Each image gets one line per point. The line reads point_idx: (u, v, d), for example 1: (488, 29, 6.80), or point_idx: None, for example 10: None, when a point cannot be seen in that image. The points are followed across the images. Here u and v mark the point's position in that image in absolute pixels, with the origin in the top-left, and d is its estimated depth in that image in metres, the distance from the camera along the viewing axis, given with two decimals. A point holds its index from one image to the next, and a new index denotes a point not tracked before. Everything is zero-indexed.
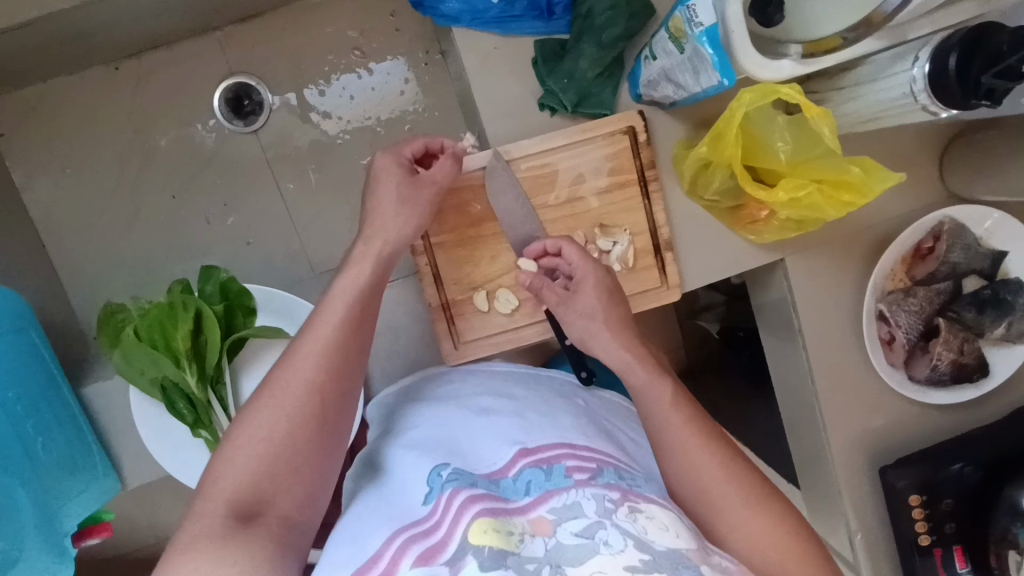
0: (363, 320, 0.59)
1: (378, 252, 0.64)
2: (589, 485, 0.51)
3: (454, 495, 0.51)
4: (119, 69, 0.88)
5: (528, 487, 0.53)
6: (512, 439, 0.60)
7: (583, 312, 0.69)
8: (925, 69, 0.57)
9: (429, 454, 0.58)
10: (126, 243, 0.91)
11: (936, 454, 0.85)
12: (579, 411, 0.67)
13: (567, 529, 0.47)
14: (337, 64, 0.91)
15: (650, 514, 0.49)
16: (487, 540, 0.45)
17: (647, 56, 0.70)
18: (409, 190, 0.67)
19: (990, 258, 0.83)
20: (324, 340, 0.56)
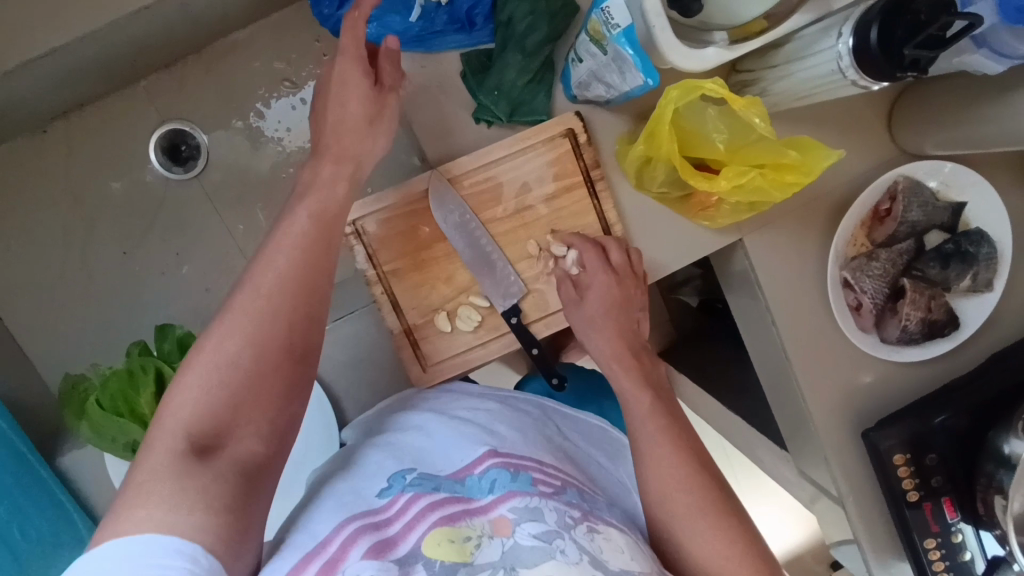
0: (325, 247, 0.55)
1: (350, 177, 0.60)
2: (552, 498, 0.53)
3: (413, 500, 0.52)
4: (47, 132, 0.86)
5: (492, 485, 0.54)
6: (483, 439, 0.60)
7: (589, 318, 0.74)
8: (850, 43, 0.56)
9: (398, 454, 0.59)
10: (84, 305, 0.90)
11: (917, 409, 0.85)
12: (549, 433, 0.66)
13: (526, 529, 0.50)
14: (269, 97, 0.90)
15: (607, 535, 0.52)
16: (439, 553, 0.48)
17: (574, 58, 0.68)
18: (374, 107, 0.62)
19: (950, 210, 0.83)
20: (283, 265, 0.53)
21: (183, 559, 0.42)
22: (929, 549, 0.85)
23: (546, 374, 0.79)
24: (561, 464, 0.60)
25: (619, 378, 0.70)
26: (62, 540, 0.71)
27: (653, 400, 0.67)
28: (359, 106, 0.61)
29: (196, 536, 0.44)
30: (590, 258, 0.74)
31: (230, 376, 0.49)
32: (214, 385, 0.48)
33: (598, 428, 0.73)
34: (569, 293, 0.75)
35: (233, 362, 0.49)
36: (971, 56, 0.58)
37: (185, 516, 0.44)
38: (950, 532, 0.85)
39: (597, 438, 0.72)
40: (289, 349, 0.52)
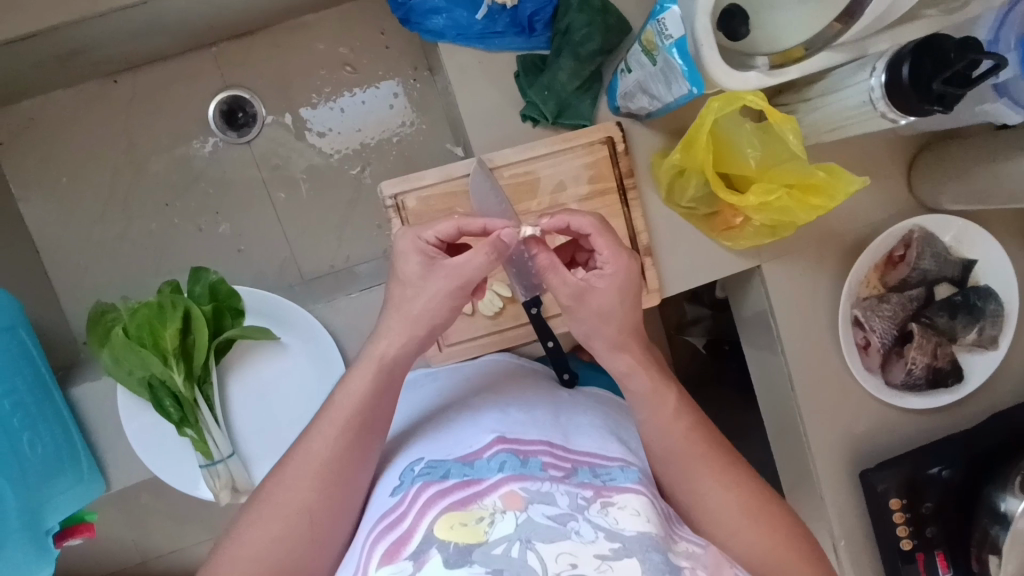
0: (365, 429, 0.59)
1: (394, 363, 0.60)
2: (563, 483, 0.52)
3: (422, 489, 0.53)
4: (117, 82, 0.92)
5: (502, 465, 0.53)
6: (491, 426, 0.60)
7: (596, 310, 0.60)
8: (882, 79, 0.61)
9: (414, 452, 0.60)
10: (120, 251, 0.95)
11: (916, 457, 0.85)
12: (561, 409, 0.66)
13: (540, 509, 0.48)
14: (329, 80, 0.95)
15: (622, 504, 0.51)
16: (453, 536, 0.47)
17: (624, 69, 0.73)
18: (433, 292, 0.59)
19: (960, 265, 0.86)
20: (330, 440, 0.57)
21: None
22: None
23: (557, 366, 0.76)
24: (571, 441, 0.59)
25: (635, 379, 0.61)
26: (65, 461, 0.70)
27: (676, 394, 0.62)
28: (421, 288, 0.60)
29: None
30: (603, 246, 0.61)
31: (268, 562, 0.53)
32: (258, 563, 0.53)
33: (611, 398, 0.75)
34: (570, 286, 0.59)
35: (273, 542, 0.54)
36: (991, 105, 0.64)
37: None
38: None
39: (611, 405, 0.73)
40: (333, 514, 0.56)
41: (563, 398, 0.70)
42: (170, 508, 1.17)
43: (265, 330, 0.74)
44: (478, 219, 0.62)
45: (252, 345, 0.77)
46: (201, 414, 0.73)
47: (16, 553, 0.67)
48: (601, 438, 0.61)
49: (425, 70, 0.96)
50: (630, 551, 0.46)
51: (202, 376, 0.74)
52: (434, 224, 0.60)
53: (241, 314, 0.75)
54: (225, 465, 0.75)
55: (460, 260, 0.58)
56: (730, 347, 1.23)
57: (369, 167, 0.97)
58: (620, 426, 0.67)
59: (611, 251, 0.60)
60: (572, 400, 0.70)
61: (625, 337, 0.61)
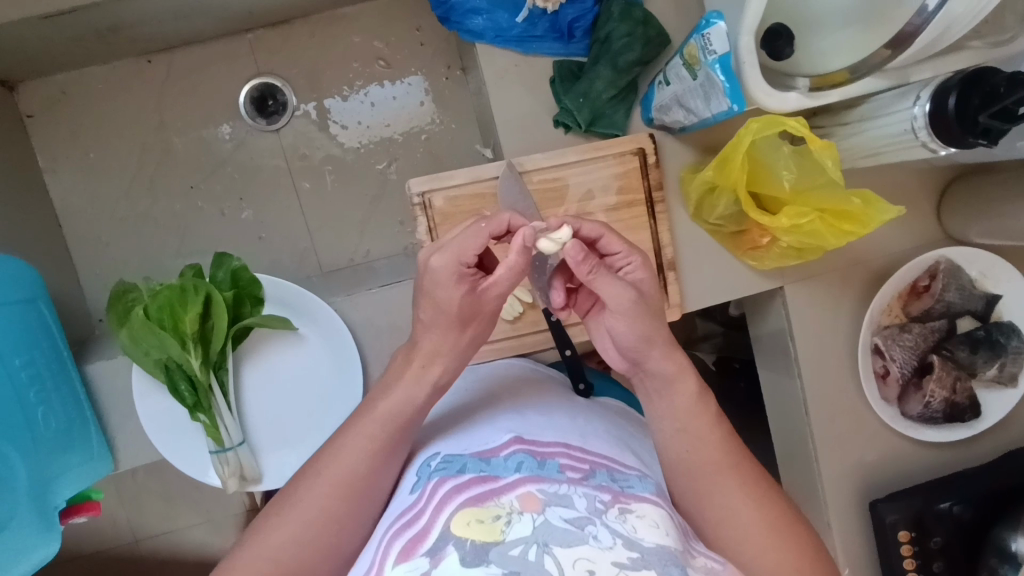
0: (395, 447, 0.58)
1: (435, 382, 0.60)
2: (581, 485, 0.51)
3: (439, 485, 0.53)
4: (151, 62, 0.92)
5: (519, 466, 0.53)
6: (508, 426, 0.60)
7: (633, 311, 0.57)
8: (926, 108, 0.60)
9: (433, 447, 0.60)
10: (141, 231, 0.95)
11: (926, 490, 0.85)
12: (578, 414, 0.66)
13: (556, 512, 0.47)
14: (361, 73, 0.95)
15: (640, 513, 0.50)
16: (470, 534, 0.46)
17: (661, 81, 0.73)
18: (471, 309, 0.57)
19: (984, 300, 0.85)
20: (362, 444, 0.57)
21: None
22: None
23: (573, 374, 0.76)
24: (588, 445, 0.58)
25: (683, 382, 0.60)
26: (75, 438, 0.70)
27: (715, 415, 0.60)
28: (457, 309, 0.57)
29: None
30: (617, 244, 0.60)
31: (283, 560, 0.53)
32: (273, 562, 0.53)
33: (624, 409, 0.74)
34: (618, 300, 0.57)
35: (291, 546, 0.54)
36: None
37: None
38: None
39: (623, 415, 0.73)
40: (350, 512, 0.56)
41: (579, 404, 0.69)
42: (172, 492, 1.17)
43: (284, 321, 0.73)
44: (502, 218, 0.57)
45: (268, 335, 0.77)
46: (214, 400, 0.72)
47: (20, 526, 0.65)
48: (617, 447, 0.61)
49: (458, 69, 0.96)
50: (648, 563, 0.44)
51: (218, 362, 0.73)
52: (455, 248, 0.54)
53: (260, 303, 0.74)
54: (235, 453, 0.74)
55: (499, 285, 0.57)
56: (740, 367, 1.22)
57: (395, 162, 0.97)
58: (633, 437, 0.67)
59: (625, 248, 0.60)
60: (586, 406, 0.70)
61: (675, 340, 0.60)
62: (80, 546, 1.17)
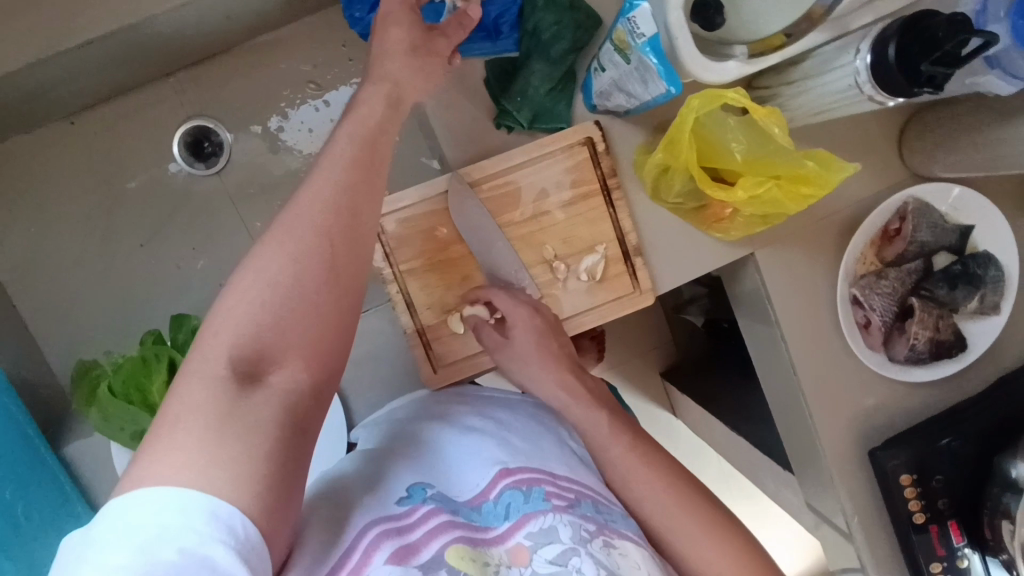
0: (369, 172, 0.50)
1: (392, 95, 0.55)
2: (566, 513, 0.51)
3: (433, 509, 0.50)
4: (75, 123, 0.89)
5: (507, 510, 0.52)
6: (492, 453, 0.57)
7: (518, 355, 0.69)
8: (867, 60, 0.58)
9: (422, 462, 0.57)
10: (98, 296, 0.92)
11: (924, 431, 0.85)
12: (562, 436, 0.64)
13: (543, 556, 0.48)
14: (294, 98, 0.93)
15: (623, 550, 0.51)
16: (463, 565, 0.47)
17: (597, 68, 0.70)
18: (421, 41, 0.59)
19: (958, 233, 0.84)
20: (326, 190, 0.47)
21: (221, 530, 0.37)
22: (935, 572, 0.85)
23: None
24: (574, 475, 0.58)
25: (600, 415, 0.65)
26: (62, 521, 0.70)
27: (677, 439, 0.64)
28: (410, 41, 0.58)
29: (238, 488, 0.39)
30: (504, 302, 0.71)
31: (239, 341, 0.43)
32: (240, 329, 0.43)
33: None
34: (494, 340, 0.70)
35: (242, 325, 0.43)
36: (984, 77, 0.61)
37: (225, 467, 0.39)
38: (956, 556, 0.85)
39: None
40: (326, 275, 0.46)
41: (563, 433, 0.65)
42: None
43: None
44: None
45: None
46: None
47: None
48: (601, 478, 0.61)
49: None
50: None
51: None
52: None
53: None
54: None
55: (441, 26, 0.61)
56: (729, 327, 1.19)
57: None
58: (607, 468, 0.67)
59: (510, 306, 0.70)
60: (565, 437, 0.65)
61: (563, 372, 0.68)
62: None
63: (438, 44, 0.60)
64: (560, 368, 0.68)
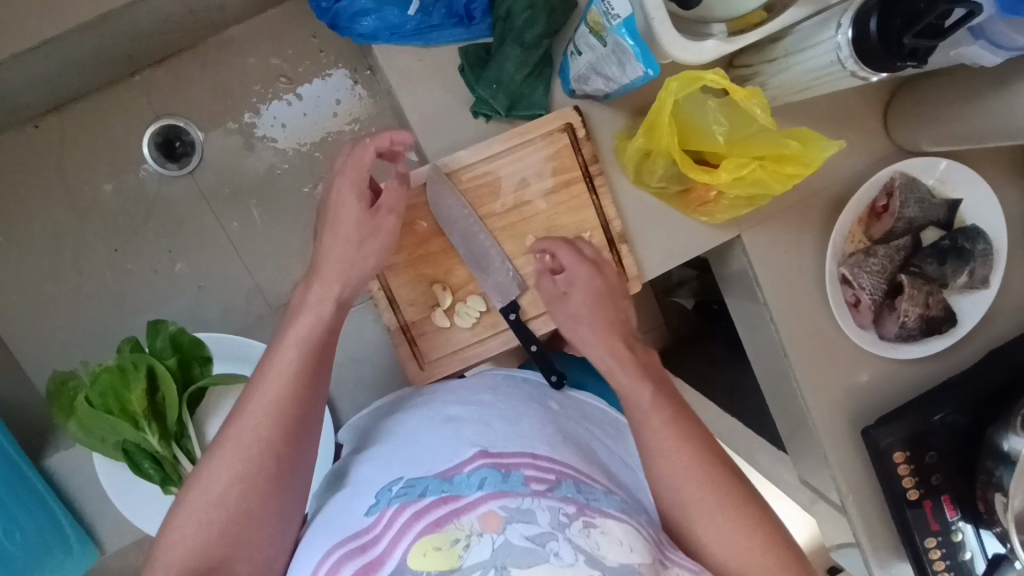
0: (318, 372, 0.59)
1: (337, 297, 0.63)
2: (546, 497, 0.51)
3: (399, 511, 0.51)
4: (39, 127, 0.87)
5: (481, 482, 0.51)
6: (472, 438, 0.58)
7: (573, 313, 0.69)
8: (849, 34, 0.56)
9: (394, 458, 0.59)
10: (74, 304, 0.90)
11: (916, 407, 0.85)
12: (545, 414, 0.65)
13: (518, 530, 0.48)
14: (265, 93, 0.90)
15: (605, 529, 0.49)
16: (426, 563, 0.48)
17: (573, 52, 0.68)
18: (366, 222, 0.65)
19: (945, 207, 0.83)
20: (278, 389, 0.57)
21: None
22: (930, 548, 0.85)
23: (543, 368, 0.73)
24: (556, 453, 0.57)
25: (617, 375, 0.62)
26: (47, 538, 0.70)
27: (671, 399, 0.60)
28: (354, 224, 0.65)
29: None
30: (566, 256, 0.71)
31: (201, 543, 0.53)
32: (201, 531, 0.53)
33: (603, 411, 0.72)
34: (552, 292, 0.71)
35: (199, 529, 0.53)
36: (967, 48, 0.59)
37: None
38: (951, 531, 0.85)
39: (602, 422, 0.71)
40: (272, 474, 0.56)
41: (549, 410, 0.67)
42: None
43: (233, 375, 0.71)
44: (386, 135, 0.65)
45: (226, 389, 0.74)
46: (184, 470, 0.70)
47: None
48: (588, 459, 0.59)
49: (365, 69, 0.91)
50: None
51: (178, 432, 0.71)
52: (349, 171, 0.65)
53: (209, 362, 0.71)
54: None
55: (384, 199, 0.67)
56: (719, 309, 1.18)
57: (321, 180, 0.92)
58: (601, 444, 0.67)
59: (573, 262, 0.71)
60: (556, 412, 0.67)
61: (609, 333, 0.66)
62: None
63: (383, 226, 0.66)
64: (609, 334, 0.66)
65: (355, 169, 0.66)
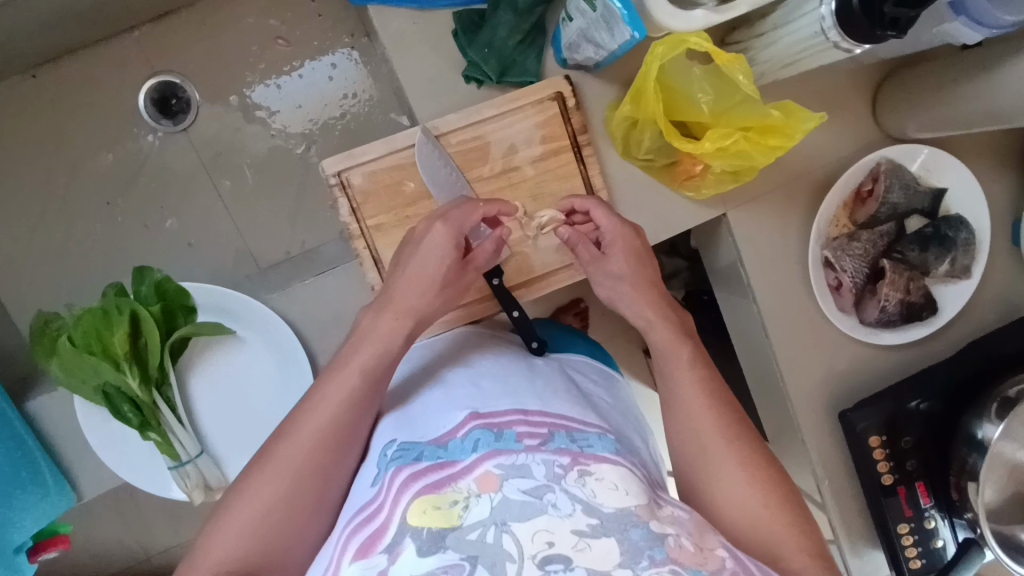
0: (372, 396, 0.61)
1: (409, 332, 0.65)
2: (540, 451, 0.53)
3: (397, 475, 0.53)
4: (37, 76, 0.88)
5: (476, 445, 0.53)
6: (465, 402, 0.59)
7: (613, 273, 0.71)
8: (832, 6, 0.57)
9: (391, 427, 0.61)
10: (63, 256, 0.92)
11: (893, 393, 0.85)
12: (537, 368, 0.67)
13: (515, 485, 0.50)
14: (263, 55, 0.91)
15: (600, 474, 0.51)
16: (426, 521, 0.48)
17: (565, 18, 0.69)
18: (455, 274, 0.67)
19: (930, 195, 0.84)
20: (340, 398, 0.59)
21: None
22: (902, 534, 0.85)
23: (525, 334, 0.74)
24: (546, 405, 0.58)
25: (655, 330, 0.68)
26: (22, 477, 0.69)
27: (693, 350, 0.67)
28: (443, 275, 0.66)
29: None
30: (602, 217, 0.71)
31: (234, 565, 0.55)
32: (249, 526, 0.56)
33: (595, 367, 0.74)
34: (592, 253, 0.72)
35: (231, 547, 0.55)
36: (950, 24, 0.60)
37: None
38: (923, 518, 0.85)
39: (595, 373, 0.73)
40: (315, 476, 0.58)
41: (541, 364, 0.69)
42: (174, 510, 1.22)
43: (219, 326, 0.71)
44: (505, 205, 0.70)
45: (210, 341, 0.75)
46: (163, 416, 0.71)
47: None
48: (578, 404, 0.61)
49: (363, 35, 0.92)
50: (607, 529, 0.47)
51: (160, 378, 0.72)
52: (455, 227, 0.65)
53: (193, 311, 0.72)
54: (194, 465, 0.74)
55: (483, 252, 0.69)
56: (709, 299, 1.19)
57: (314, 145, 0.94)
58: (599, 395, 0.68)
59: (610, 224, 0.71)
60: (549, 364, 0.70)
61: (649, 296, 0.70)
62: (94, 564, 1.23)
63: (464, 280, 0.69)
64: (652, 293, 0.71)
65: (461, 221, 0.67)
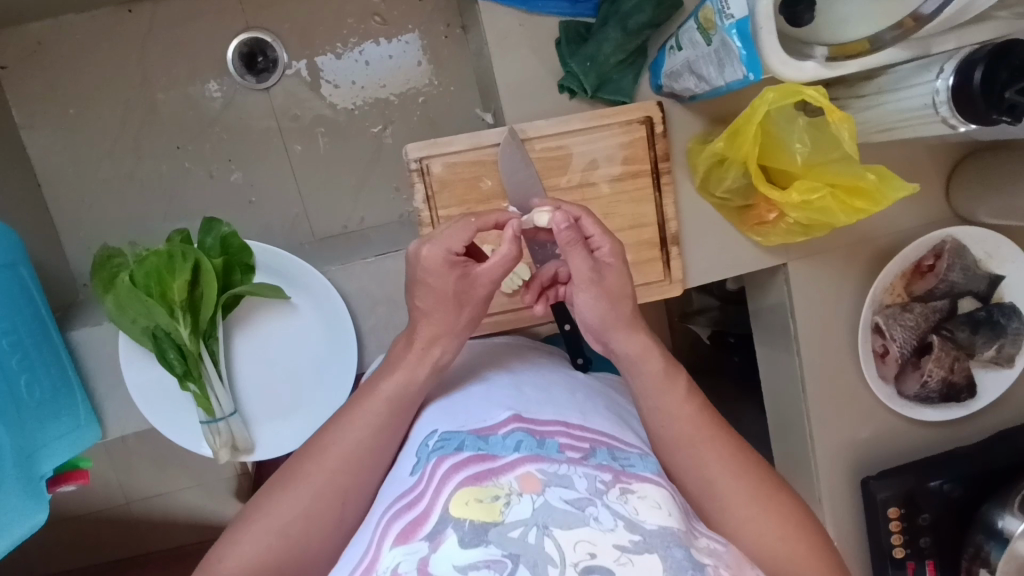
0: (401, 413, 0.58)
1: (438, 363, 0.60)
2: (581, 465, 0.50)
3: (438, 466, 0.50)
4: (132, 11, 0.93)
5: (518, 445, 0.51)
6: (507, 403, 0.58)
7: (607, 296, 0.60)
8: (949, 81, 0.57)
9: (427, 421, 0.58)
10: (125, 189, 0.98)
11: (917, 468, 0.84)
12: (576, 384, 0.67)
13: (556, 492, 0.46)
14: (357, 28, 0.96)
15: (642, 494, 0.48)
16: (467, 513, 0.45)
17: (673, 46, 0.69)
18: (464, 292, 0.59)
19: (987, 280, 0.83)
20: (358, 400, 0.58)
21: None
22: None
23: (572, 349, 0.74)
24: (587, 421, 0.57)
25: (646, 363, 0.61)
26: (62, 402, 0.72)
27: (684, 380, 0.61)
28: (449, 292, 0.58)
29: None
30: (592, 228, 0.60)
31: (257, 566, 0.52)
32: (271, 521, 0.54)
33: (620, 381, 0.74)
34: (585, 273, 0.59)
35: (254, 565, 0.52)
36: None
37: None
38: None
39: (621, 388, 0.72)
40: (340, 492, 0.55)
41: (580, 380, 0.68)
42: (162, 459, 1.21)
43: (275, 288, 0.71)
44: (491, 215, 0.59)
45: (261, 302, 0.75)
46: (204, 369, 0.70)
47: (9, 495, 0.67)
48: (618, 425, 0.60)
49: (457, 28, 0.97)
50: (651, 546, 0.43)
51: (208, 331, 0.72)
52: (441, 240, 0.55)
53: (251, 271, 0.72)
54: (226, 423, 0.73)
55: (490, 269, 0.58)
56: (734, 341, 1.19)
57: (390, 126, 0.99)
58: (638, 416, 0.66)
59: (601, 234, 0.60)
60: (586, 381, 0.69)
61: (636, 321, 0.62)
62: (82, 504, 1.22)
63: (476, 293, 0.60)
64: (637, 324, 0.62)
65: (455, 235, 0.57)
